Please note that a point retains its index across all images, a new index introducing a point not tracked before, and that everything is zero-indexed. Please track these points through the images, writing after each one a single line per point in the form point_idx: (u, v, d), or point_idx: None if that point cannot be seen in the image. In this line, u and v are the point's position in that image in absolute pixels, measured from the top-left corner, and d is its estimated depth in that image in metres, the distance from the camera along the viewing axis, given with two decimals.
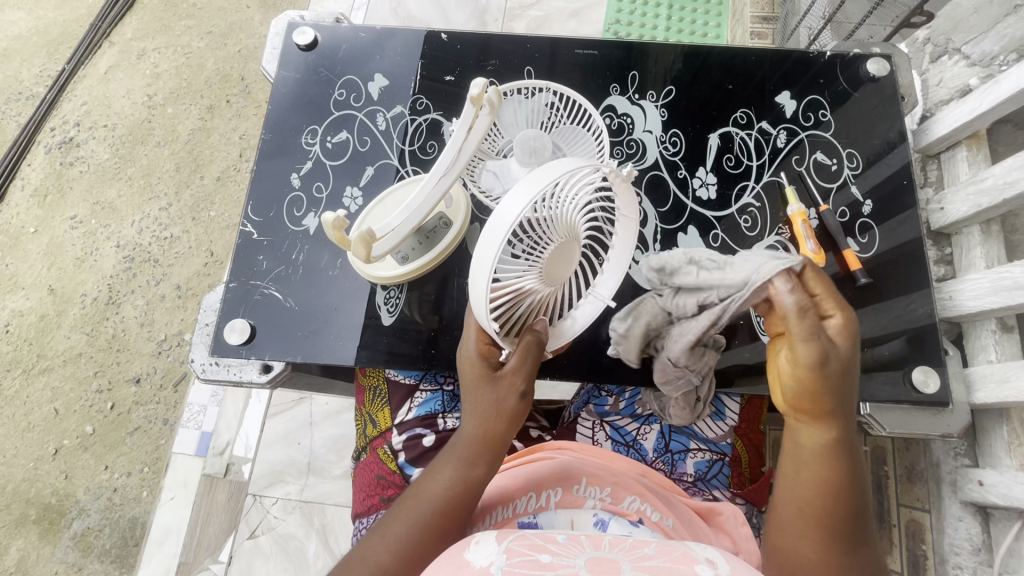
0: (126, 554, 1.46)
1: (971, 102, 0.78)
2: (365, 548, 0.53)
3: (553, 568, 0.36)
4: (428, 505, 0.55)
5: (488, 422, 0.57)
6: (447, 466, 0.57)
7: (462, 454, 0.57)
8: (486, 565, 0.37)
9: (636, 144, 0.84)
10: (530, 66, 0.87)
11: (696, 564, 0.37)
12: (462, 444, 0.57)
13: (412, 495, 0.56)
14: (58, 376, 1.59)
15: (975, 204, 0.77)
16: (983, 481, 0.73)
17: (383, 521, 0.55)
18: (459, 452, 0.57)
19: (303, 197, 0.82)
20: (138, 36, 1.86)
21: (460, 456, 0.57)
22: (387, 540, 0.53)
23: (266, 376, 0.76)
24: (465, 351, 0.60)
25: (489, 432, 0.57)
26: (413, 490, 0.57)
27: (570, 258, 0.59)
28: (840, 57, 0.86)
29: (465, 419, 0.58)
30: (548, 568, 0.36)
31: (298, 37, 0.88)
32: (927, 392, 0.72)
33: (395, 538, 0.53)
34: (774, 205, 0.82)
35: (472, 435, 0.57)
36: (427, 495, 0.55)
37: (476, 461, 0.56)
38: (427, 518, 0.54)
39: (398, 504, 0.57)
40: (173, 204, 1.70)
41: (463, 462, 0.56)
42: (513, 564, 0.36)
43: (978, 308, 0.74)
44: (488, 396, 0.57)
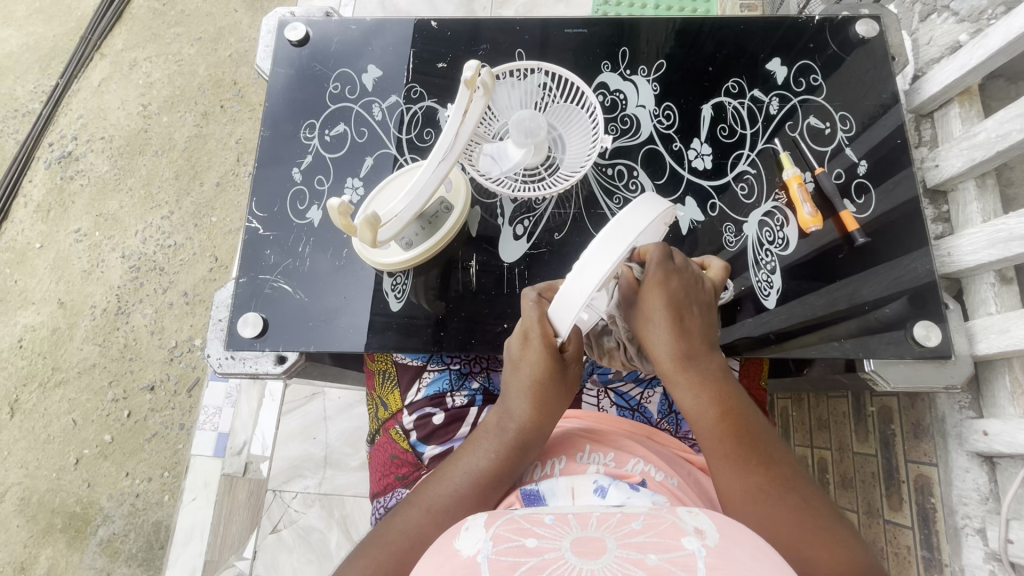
0: (153, 556, 1.50)
1: (961, 58, 0.79)
2: (405, 522, 0.55)
3: (539, 554, 0.37)
4: (472, 481, 0.57)
5: (546, 409, 0.60)
6: (491, 443, 0.59)
7: (508, 433, 0.59)
8: (474, 553, 0.39)
9: (630, 119, 0.85)
10: (521, 49, 0.88)
11: (683, 536, 0.38)
12: (514, 426, 0.59)
13: (451, 467, 0.59)
14: (74, 387, 1.62)
15: (969, 158, 0.77)
16: (986, 431, 0.74)
17: (417, 489, 0.59)
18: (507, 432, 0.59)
19: (305, 191, 0.84)
20: (128, 47, 1.86)
21: (512, 438, 0.59)
22: (433, 513, 0.55)
23: (281, 366, 0.77)
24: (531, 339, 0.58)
25: (544, 419, 0.60)
26: (452, 466, 0.59)
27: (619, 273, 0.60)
28: (829, 21, 0.86)
29: (523, 402, 0.59)
30: (533, 554, 0.37)
31: (289, 33, 0.89)
32: (929, 346, 0.73)
33: (439, 510, 0.56)
34: (770, 171, 0.82)
35: (523, 417, 0.59)
36: (473, 471, 0.58)
37: (529, 444, 0.59)
38: (475, 491, 0.56)
39: (434, 477, 0.60)
40: (174, 212, 1.72)
41: (516, 444, 0.58)
42: (499, 552, 0.38)
43: (976, 262, 0.74)
44: (551, 383, 0.59)
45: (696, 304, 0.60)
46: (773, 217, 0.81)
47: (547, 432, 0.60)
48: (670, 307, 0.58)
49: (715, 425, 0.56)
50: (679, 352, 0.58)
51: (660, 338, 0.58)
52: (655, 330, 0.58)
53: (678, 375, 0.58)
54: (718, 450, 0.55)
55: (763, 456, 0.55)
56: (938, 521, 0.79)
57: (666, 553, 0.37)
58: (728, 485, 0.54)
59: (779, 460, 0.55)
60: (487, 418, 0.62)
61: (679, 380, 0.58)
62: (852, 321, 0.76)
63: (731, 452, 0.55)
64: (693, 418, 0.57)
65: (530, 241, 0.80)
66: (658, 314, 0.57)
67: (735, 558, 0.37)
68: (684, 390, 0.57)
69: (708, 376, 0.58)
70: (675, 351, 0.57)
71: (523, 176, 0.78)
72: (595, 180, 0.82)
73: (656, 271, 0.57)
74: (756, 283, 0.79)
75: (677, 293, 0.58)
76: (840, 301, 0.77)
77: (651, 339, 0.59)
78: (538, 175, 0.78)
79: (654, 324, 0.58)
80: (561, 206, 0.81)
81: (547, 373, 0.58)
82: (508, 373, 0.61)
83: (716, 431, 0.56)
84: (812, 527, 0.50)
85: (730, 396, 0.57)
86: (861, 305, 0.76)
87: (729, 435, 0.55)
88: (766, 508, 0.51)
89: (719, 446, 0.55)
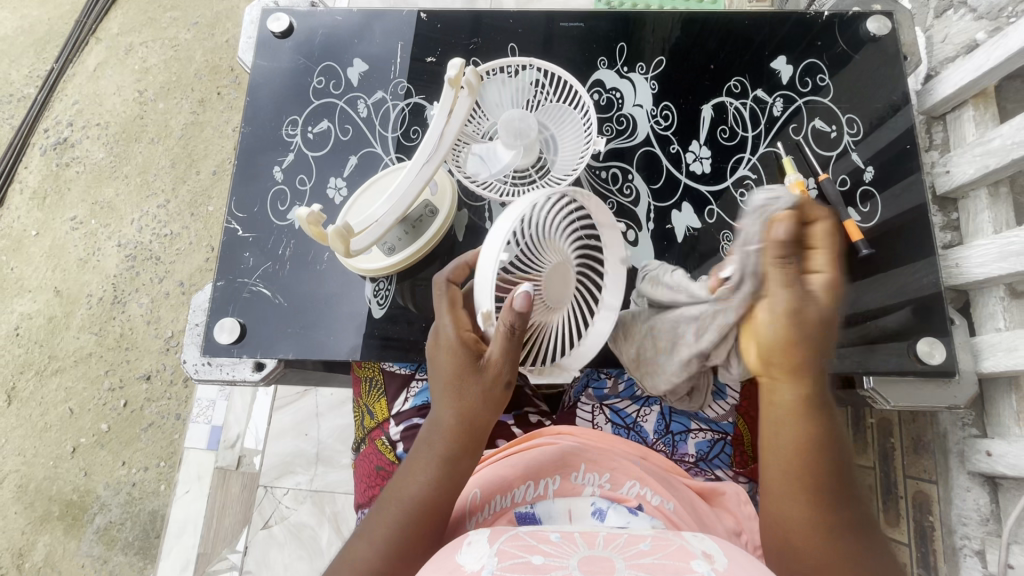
0: (148, 546, 1.50)
1: (977, 59, 0.75)
2: (353, 552, 0.53)
3: (546, 570, 0.36)
4: (416, 496, 0.53)
5: (472, 412, 0.55)
6: (429, 451, 0.55)
7: (444, 436, 0.55)
8: (478, 568, 0.37)
9: (626, 119, 0.81)
10: (514, 43, 0.84)
11: (693, 559, 0.37)
12: (441, 436, 0.55)
13: (394, 486, 0.55)
14: (71, 376, 1.61)
15: (983, 166, 0.74)
16: (991, 452, 0.71)
17: (369, 516, 0.55)
18: (442, 437, 0.55)
19: (287, 190, 0.81)
20: (124, 31, 1.82)
21: (439, 448, 0.55)
22: (373, 538, 0.52)
23: (259, 373, 0.75)
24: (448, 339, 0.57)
25: (470, 424, 0.55)
26: (394, 484, 0.55)
27: (568, 281, 0.62)
28: (838, 17, 0.82)
29: (445, 407, 0.56)
30: (539, 569, 0.36)
31: (273, 24, 0.85)
32: (932, 363, 0.70)
33: (384, 538, 0.52)
34: (772, 176, 0.79)
35: (451, 417, 0.55)
36: (410, 492, 0.53)
37: (459, 455, 0.55)
38: (415, 512, 0.52)
39: (381, 502, 0.55)
40: (170, 201, 1.70)
41: (444, 455, 0.55)
42: (505, 567, 0.37)
43: (985, 275, 0.71)
44: (471, 383, 0.55)
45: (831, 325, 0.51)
46: None
47: (482, 425, 0.56)
48: (823, 322, 0.49)
49: (807, 443, 0.50)
50: (808, 371, 0.50)
51: (772, 331, 0.50)
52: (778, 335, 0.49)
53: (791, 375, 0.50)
54: (801, 476, 0.50)
55: (842, 498, 0.50)
56: (937, 540, 0.78)
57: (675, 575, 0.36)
58: (795, 514, 0.50)
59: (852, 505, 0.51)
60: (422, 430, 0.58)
61: (794, 395, 0.50)
62: (851, 330, 0.73)
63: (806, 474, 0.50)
64: (793, 437, 0.50)
65: None
66: (797, 328, 0.49)
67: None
68: (789, 388, 0.51)
69: (826, 406, 0.51)
70: (800, 368, 0.50)
71: (512, 178, 0.75)
72: (588, 183, 0.79)
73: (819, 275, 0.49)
74: None
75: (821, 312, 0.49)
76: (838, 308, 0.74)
77: (774, 342, 0.50)
78: (529, 178, 0.75)
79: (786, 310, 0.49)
80: None
81: (460, 371, 0.56)
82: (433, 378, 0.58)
83: (805, 448, 0.50)
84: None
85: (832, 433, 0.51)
86: (862, 314, 0.73)
87: (811, 461, 0.50)
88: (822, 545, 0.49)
89: (800, 465, 0.50)
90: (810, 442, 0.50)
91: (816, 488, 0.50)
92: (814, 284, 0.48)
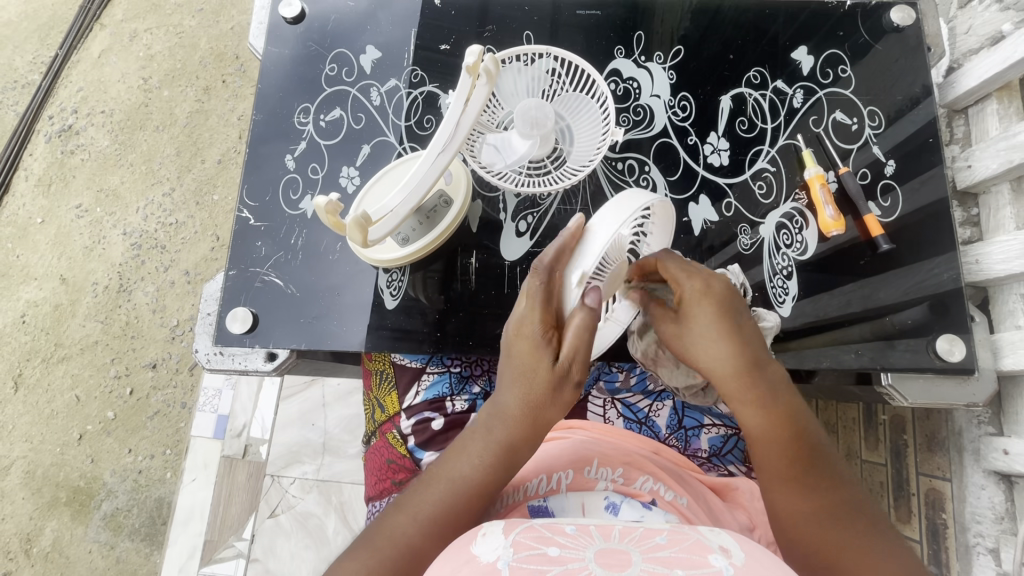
0: (156, 532, 1.51)
1: (1003, 51, 0.73)
2: (390, 527, 0.50)
3: (563, 563, 0.36)
4: (463, 485, 0.52)
5: (538, 410, 0.52)
6: (484, 445, 0.53)
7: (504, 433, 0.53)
8: (493, 561, 0.37)
9: (643, 110, 0.80)
10: (529, 31, 0.82)
11: (711, 554, 0.37)
12: (501, 425, 0.53)
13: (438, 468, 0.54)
14: (77, 363, 1.61)
15: (1006, 161, 0.72)
16: (1008, 450, 0.71)
17: (406, 493, 0.54)
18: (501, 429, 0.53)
19: (299, 179, 0.80)
20: (128, 17, 1.80)
21: (497, 441, 0.53)
22: (416, 519, 0.51)
23: (272, 364, 0.75)
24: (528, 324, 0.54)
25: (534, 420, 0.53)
26: (440, 464, 0.54)
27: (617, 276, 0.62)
28: (860, 6, 0.80)
29: (511, 394, 0.53)
30: (556, 563, 0.36)
31: (284, 9, 0.84)
32: (953, 360, 0.69)
33: (426, 520, 0.51)
34: (790, 169, 0.78)
35: (518, 414, 0.53)
36: (460, 476, 0.52)
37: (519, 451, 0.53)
38: (461, 498, 0.52)
39: (422, 483, 0.53)
40: (175, 189, 1.69)
41: (501, 449, 0.53)
42: (521, 559, 0.36)
43: (1007, 271, 0.70)
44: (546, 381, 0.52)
45: (748, 312, 0.55)
46: (792, 219, 0.76)
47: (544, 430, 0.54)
48: (720, 311, 0.54)
49: (781, 446, 0.52)
50: (740, 368, 0.53)
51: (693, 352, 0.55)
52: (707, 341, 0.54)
53: (742, 394, 0.53)
54: (787, 469, 0.51)
55: (830, 477, 0.51)
56: (949, 538, 0.77)
57: (693, 570, 0.35)
58: (795, 511, 0.50)
59: (838, 478, 0.52)
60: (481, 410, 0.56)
61: (743, 396, 0.53)
62: (866, 325, 0.72)
63: (798, 473, 0.51)
64: (754, 436, 0.53)
65: (534, 238, 0.76)
66: (713, 330, 0.53)
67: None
68: (747, 406, 0.53)
69: (775, 390, 0.53)
70: (734, 366, 0.53)
71: (527, 169, 0.74)
72: (603, 175, 0.78)
73: (694, 287, 0.55)
74: (770, 287, 0.75)
75: (727, 310, 0.54)
76: (853, 303, 0.73)
77: (698, 354, 0.54)
78: (543, 168, 0.74)
79: (697, 338, 0.54)
80: (567, 202, 0.77)
81: (538, 367, 0.52)
82: (502, 358, 0.55)
83: (784, 453, 0.52)
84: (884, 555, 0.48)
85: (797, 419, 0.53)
86: (879, 310, 0.72)
87: (795, 456, 0.51)
88: (839, 532, 0.48)
89: (784, 466, 0.51)
90: (783, 443, 0.52)
91: (797, 472, 0.51)
92: (687, 292, 0.55)
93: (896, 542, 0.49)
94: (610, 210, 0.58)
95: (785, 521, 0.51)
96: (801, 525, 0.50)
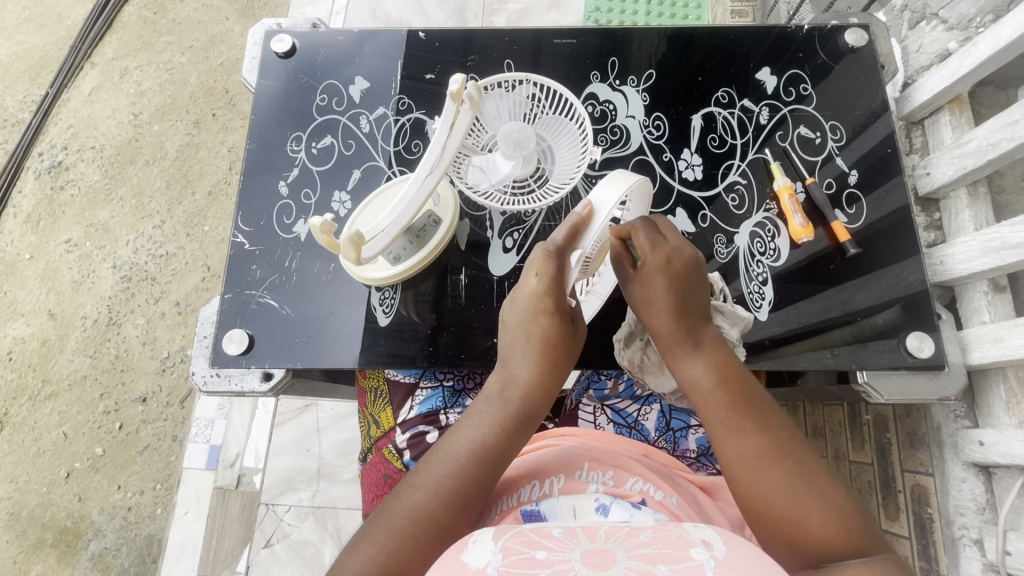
0: (145, 571, 1.47)
1: (951, 66, 0.79)
2: (412, 505, 0.54)
3: (550, 564, 0.37)
4: (477, 447, 0.57)
5: (544, 375, 0.61)
6: (491, 417, 0.59)
7: (512, 403, 0.60)
8: (483, 566, 0.38)
9: (620, 130, 0.84)
10: (510, 60, 0.87)
11: (692, 548, 0.38)
12: (516, 389, 0.61)
13: (445, 441, 0.59)
14: (65, 400, 1.60)
15: (961, 167, 0.77)
16: (983, 441, 0.73)
17: (414, 470, 0.58)
18: (509, 397, 0.60)
19: (292, 205, 0.83)
20: (119, 55, 1.85)
21: (499, 408, 0.60)
22: (437, 488, 0.55)
23: (268, 384, 0.76)
24: (537, 295, 0.61)
25: (544, 382, 0.61)
26: (451, 436, 0.59)
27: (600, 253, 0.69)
28: (818, 30, 0.86)
29: (520, 364, 0.61)
30: (543, 565, 0.37)
31: (276, 45, 0.88)
32: (923, 357, 0.73)
33: (445, 486, 0.55)
34: (761, 181, 0.82)
35: (527, 385, 0.61)
36: (473, 441, 0.58)
37: (530, 403, 0.60)
38: (474, 460, 0.57)
39: (433, 456, 0.58)
40: (166, 222, 1.71)
41: (506, 413, 0.59)
42: (510, 563, 0.38)
43: (969, 270, 0.74)
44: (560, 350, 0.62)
45: (692, 274, 0.61)
46: (765, 227, 0.80)
47: (549, 401, 0.62)
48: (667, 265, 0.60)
49: (720, 396, 0.55)
50: (675, 327, 0.59)
51: (659, 301, 0.60)
52: (652, 301, 0.61)
53: (682, 349, 0.58)
54: (721, 417, 0.55)
55: (771, 428, 0.53)
56: (936, 532, 0.79)
57: (676, 564, 0.37)
58: (734, 456, 0.53)
59: (778, 427, 0.54)
60: (488, 384, 0.63)
61: (681, 350, 0.59)
62: (845, 329, 0.75)
63: (738, 421, 0.54)
64: (693, 386, 0.57)
65: (520, 254, 0.79)
66: (655, 290, 0.60)
67: (744, 568, 0.37)
68: (685, 359, 0.58)
69: (709, 346, 0.58)
70: (670, 326, 0.59)
71: (512, 188, 0.77)
72: (585, 192, 0.82)
73: (651, 255, 0.60)
74: (748, 294, 0.78)
75: (676, 271, 0.60)
76: (832, 308, 0.76)
77: (649, 310, 0.61)
78: (527, 187, 0.77)
79: (653, 299, 0.60)
80: (551, 218, 0.81)
81: (546, 341, 0.61)
82: (512, 338, 0.63)
83: (724, 402, 0.55)
84: (813, 502, 0.49)
85: (739, 374, 0.57)
86: (854, 313, 0.76)
87: (738, 405, 0.55)
88: (768, 474, 0.51)
89: (727, 413, 0.55)
90: (724, 394, 0.55)
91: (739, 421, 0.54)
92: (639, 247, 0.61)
93: (839, 497, 0.50)
94: (608, 185, 0.63)
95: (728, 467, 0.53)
96: (743, 470, 0.52)
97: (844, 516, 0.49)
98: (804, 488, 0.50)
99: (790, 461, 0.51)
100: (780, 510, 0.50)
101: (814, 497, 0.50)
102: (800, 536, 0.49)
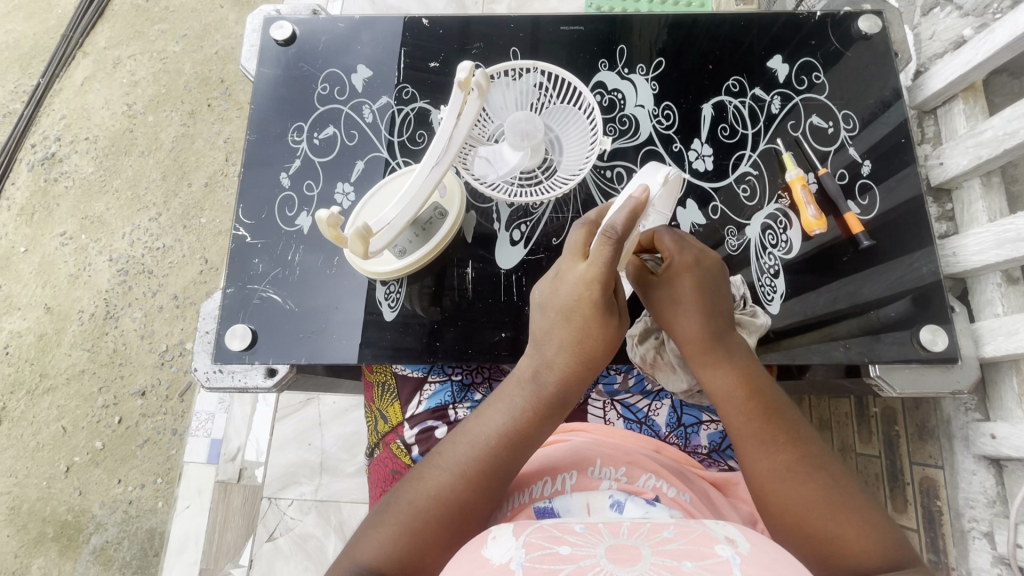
0: (148, 564, 1.47)
1: (966, 53, 0.77)
2: (441, 488, 0.54)
3: (574, 561, 0.36)
4: (505, 433, 0.56)
5: (583, 360, 0.59)
6: (523, 402, 0.58)
7: (545, 390, 0.58)
8: (506, 561, 0.37)
9: (628, 119, 0.83)
10: (515, 47, 0.85)
11: (717, 545, 0.38)
12: (549, 376, 0.59)
13: (472, 422, 0.58)
14: (63, 394, 1.58)
15: (975, 157, 0.76)
16: (994, 434, 0.73)
17: (440, 449, 0.58)
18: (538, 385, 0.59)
19: (294, 196, 0.81)
20: (111, 44, 1.82)
21: (529, 395, 0.58)
22: (467, 474, 0.54)
23: (271, 379, 0.75)
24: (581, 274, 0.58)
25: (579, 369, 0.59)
26: (475, 420, 0.58)
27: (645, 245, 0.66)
28: (830, 16, 0.84)
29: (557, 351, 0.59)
30: (568, 560, 0.36)
31: (275, 32, 0.86)
32: (936, 350, 0.72)
33: (475, 471, 0.54)
34: (772, 171, 0.81)
35: (563, 370, 0.59)
36: (501, 428, 0.57)
37: (566, 390, 0.59)
38: (503, 447, 0.56)
39: (459, 439, 0.57)
40: (162, 214, 1.68)
41: (536, 399, 0.58)
42: (533, 558, 0.37)
43: (983, 262, 0.73)
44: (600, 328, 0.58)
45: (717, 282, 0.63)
46: (777, 219, 0.79)
47: (583, 389, 0.60)
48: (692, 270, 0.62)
49: (748, 407, 0.57)
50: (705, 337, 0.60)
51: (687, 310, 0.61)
52: (681, 312, 0.61)
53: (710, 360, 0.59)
54: (750, 428, 0.56)
55: (799, 440, 0.55)
56: (945, 524, 0.79)
57: (702, 561, 0.36)
58: (767, 467, 0.54)
59: (807, 441, 0.55)
60: (521, 367, 0.61)
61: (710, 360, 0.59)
62: (854, 321, 0.75)
63: (767, 432, 0.55)
64: (723, 396, 0.58)
65: (528, 246, 0.78)
66: (686, 296, 0.61)
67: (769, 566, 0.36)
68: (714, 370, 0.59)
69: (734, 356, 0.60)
70: (701, 335, 0.60)
71: (519, 180, 0.76)
72: (593, 182, 0.80)
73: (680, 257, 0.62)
74: (759, 286, 0.77)
75: (704, 283, 0.62)
76: (842, 300, 0.75)
77: (676, 318, 0.61)
78: (535, 179, 0.76)
79: (680, 311, 0.61)
80: (559, 210, 0.79)
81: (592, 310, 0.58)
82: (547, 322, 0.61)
83: (752, 412, 0.56)
84: (848, 514, 0.50)
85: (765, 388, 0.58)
86: (865, 305, 0.75)
87: (765, 416, 0.56)
88: (800, 485, 0.52)
89: (756, 423, 0.56)
90: (750, 406, 0.57)
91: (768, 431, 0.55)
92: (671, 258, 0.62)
93: (868, 510, 0.51)
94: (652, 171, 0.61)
95: (760, 477, 0.54)
96: (776, 480, 0.53)
97: (876, 530, 0.50)
98: (836, 498, 0.51)
99: (820, 474, 0.53)
100: (813, 521, 0.50)
101: (846, 508, 0.51)
102: (833, 547, 0.49)
